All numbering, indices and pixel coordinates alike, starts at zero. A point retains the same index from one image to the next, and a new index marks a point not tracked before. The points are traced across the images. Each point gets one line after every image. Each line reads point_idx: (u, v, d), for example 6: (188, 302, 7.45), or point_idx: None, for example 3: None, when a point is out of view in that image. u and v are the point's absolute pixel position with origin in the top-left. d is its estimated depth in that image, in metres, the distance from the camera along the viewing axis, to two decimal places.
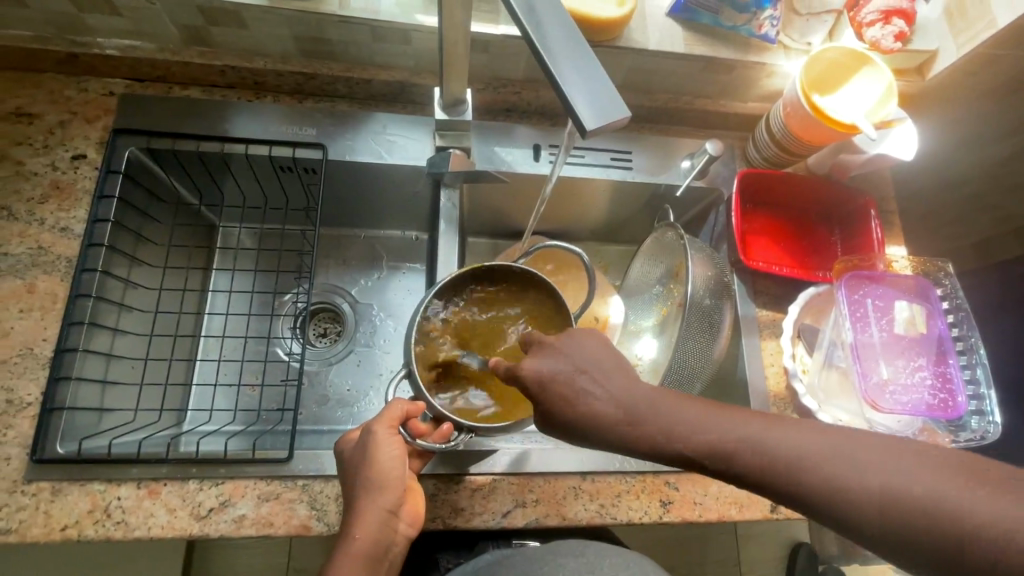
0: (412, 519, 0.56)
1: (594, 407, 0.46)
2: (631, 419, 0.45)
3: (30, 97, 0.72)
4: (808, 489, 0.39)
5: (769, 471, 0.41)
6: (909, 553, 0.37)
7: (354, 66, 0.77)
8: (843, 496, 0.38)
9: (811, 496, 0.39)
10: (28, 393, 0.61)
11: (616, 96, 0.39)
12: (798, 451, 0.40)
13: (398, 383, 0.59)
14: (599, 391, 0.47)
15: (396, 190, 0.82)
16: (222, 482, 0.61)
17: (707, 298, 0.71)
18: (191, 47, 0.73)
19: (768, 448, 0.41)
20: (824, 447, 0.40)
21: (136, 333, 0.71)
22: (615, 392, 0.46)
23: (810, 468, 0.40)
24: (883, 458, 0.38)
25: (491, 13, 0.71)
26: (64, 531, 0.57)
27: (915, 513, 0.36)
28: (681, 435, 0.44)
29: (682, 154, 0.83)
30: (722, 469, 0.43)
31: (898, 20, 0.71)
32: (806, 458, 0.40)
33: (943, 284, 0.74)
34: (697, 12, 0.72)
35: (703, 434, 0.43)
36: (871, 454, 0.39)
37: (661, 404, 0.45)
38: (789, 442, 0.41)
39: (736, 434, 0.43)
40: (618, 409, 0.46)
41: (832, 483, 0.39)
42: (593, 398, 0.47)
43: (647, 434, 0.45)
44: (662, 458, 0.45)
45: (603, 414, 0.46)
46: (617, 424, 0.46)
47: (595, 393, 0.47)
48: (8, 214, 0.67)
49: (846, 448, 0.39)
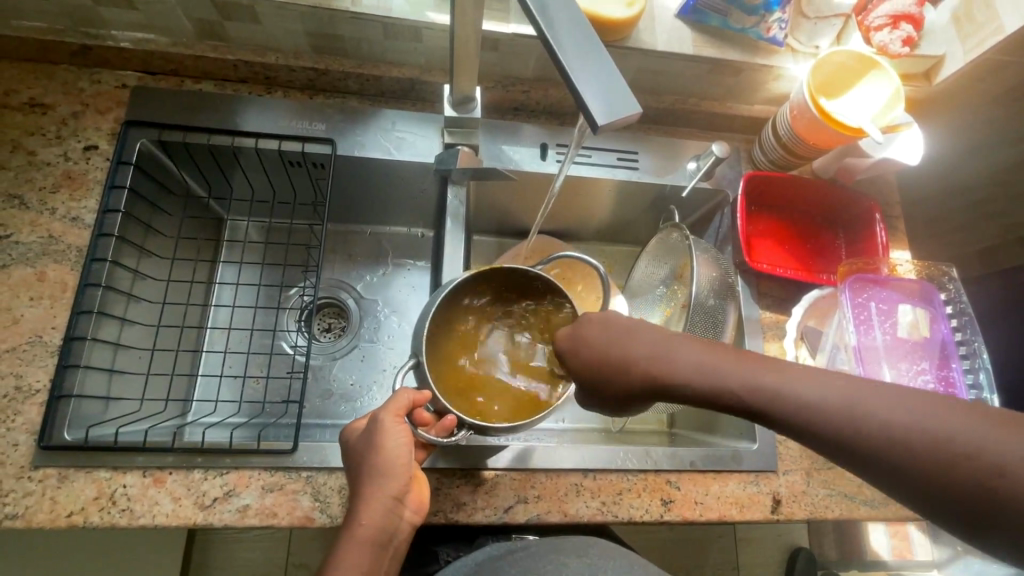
0: (418, 506, 0.56)
1: (626, 362, 0.49)
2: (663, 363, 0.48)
3: (43, 88, 0.72)
4: (835, 437, 0.40)
5: (798, 420, 0.42)
6: (934, 501, 0.37)
7: (365, 62, 0.77)
8: (871, 446, 0.39)
9: (839, 446, 0.40)
10: (37, 380, 0.61)
11: (627, 93, 0.39)
12: (827, 400, 0.41)
13: (403, 373, 0.59)
14: (629, 350, 0.50)
15: (405, 186, 0.82)
16: (227, 472, 0.61)
17: (711, 299, 0.71)
18: (204, 41, 0.74)
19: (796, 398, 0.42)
20: (854, 397, 0.40)
21: (143, 323, 0.72)
22: (646, 350, 0.49)
23: (840, 419, 0.40)
24: (912, 405, 0.38)
25: (502, 12, 0.72)
26: (70, 517, 0.57)
27: (942, 460, 0.36)
28: (710, 386, 0.46)
29: (688, 155, 0.83)
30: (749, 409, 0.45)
31: (906, 25, 0.72)
32: (833, 410, 0.40)
33: (946, 288, 0.74)
34: (706, 15, 0.73)
35: (733, 386, 0.45)
36: (899, 403, 0.39)
37: (691, 359, 0.47)
38: (818, 391, 0.41)
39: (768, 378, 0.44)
40: (648, 360, 0.48)
41: (860, 433, 0.39)
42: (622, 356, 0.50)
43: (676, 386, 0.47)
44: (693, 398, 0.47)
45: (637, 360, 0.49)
46: (648, 379, 0.48)
47: (626, 352, 0.50)
48: (19, 203, 0.67)
49: (873, 400, 0.39)
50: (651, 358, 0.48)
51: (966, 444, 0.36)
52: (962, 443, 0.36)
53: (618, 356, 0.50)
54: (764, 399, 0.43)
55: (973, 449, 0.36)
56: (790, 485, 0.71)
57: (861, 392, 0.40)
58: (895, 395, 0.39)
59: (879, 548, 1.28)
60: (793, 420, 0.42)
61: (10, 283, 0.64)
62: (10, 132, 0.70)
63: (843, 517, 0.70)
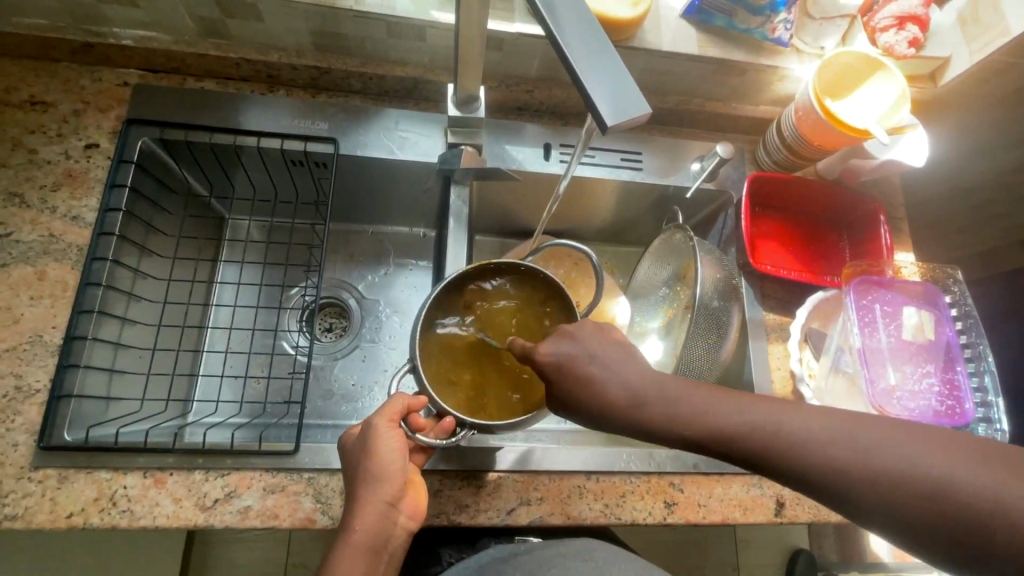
0: (414, 513, 0.55)
1: (606, 403, 0.46)
2: (646, 403, 0.45)
3: (45, 85, 0.72)
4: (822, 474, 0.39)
5: (787, 458, 0.40)
6: (926, 535, 0.36)
7: (369, 61, 0.77)
8: (858, 485, 0.38)
9: (827, 484, 0.39)
10: (37, 380, 0.61)
11: (636, 94, 0.39)
12: (810, 438, 0.40)
13: (401, 377, 0.58)
14: (612, 379, 0.47)
15: (406, 186, 0.82)
16: (228, 473, 0.61)
17: (715, 301, 0.71)
18: (206, 39, 0.74)
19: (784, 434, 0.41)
20: (841, 434, 0.39)
21: (142, 323, 0.72)
22: (628, 380, 0.46)
23: (830, 456, 0.39)
24: (899, 441, 0.38)
25: (507, 11, 0.71)
26: (70, 518, 0.57)
27: (931, 495, 0.36)
28: (694, 425, 0.43)
29: (691, 156, 0.83)
30: (736, 453, 0.42)
31: (912, 26, 0.72)
32: (821, 446, 0.39)
33: (951, 290, 0.73)
34: (711, 15, 0.72)
35: (719, 422, 0.43)
36: (888, 438, 0.38)
37: (674, 392, 0.45)
38: (804, 426, 0.40)
39: (751, 417, 0.42)
40: (630, 401, 0.46)
41: (849, 471, 0.38)
42: (605, 386, 0.46)
43: (664, 420, 0.44)
44: (678, 442, 0.45)
45: (617, 401, 0.46)
46: (629, 412, 0.46)
47: (610, 381, 0.47)
48: (20, 201, 0.67)
49: (861, 433, 0.39)
50: (637, 389, 0.46)
51: (959, 482, 0.36)
52: (954, 482, 0.36)
53: (598, 395, 0.46)
54: (750, 433, 0.42)
55: (966, 486, 0.35)
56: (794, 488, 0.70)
57: (846, 428, 0.40)
58: (883, 429, 0.39)
59: None
60: (780, 457, 0.41)
61: (10, 282, 0.64)
62: (10, 129, 0.69)
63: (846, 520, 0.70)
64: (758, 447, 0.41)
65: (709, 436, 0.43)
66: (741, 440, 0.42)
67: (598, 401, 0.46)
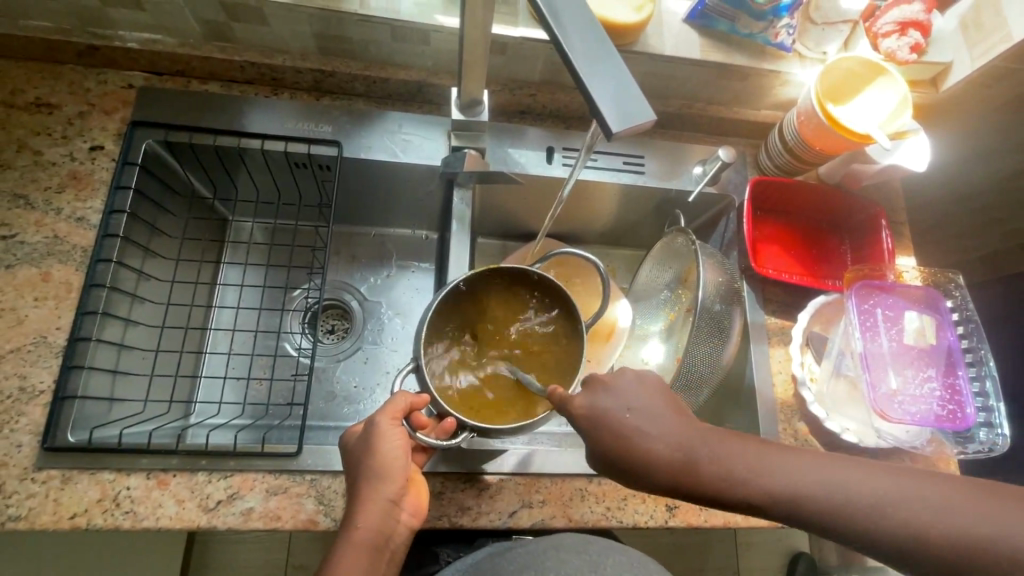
0: (416, 510, 0.56)
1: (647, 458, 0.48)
2: (687, 461, 0.47)
3: (49, 88, 0.72)
4: (833, 521, 0.44)
5: (805, 510, 0.44)
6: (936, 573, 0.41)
7: (372, 65, 0.77)
8: (878, 532, 0.42)
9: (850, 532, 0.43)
10: (41, 381, 0.61)
11: (641, 101, 0.40)
12: (835, 489, 0.44)
13: (405, 376, 0.59)
14: (655, 434, 0.48)
15: (410, 189, 0.82)
16: (231, 474, 0.61)
17: (717, 304, 0.71)
18: (211, 42, 0.74)
19: (800, 484, 0.45)
20: (847, 482, 0.44)
21: (147, 325, 0.72)
22: (663, 438, 0.48)
23: (847, 504, 0.44)
24: (907, 485, 0.43)
25: (511, 15, 0.72)
26: (73, 519, 0.57)
27: (940, 541, 0.41)
28: (732, 481, 0.46)
29: (694, 159, 0.83)
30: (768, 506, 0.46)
31: (914, 31, 0.72)
32: (833, 496, 0.44)
33: (952, 295, 0.74)
34: (714, 20, 0.73)
35: (746, 477, 0.46)
36: (886, 484, 0.44)
37: (711, 449, 0.47)
38: (817, 478, 0.45)
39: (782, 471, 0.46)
40: (671, 459, 0.47)
41: (858, 519, 0.43)
42: (643, 442, 0.48)
43: (702, 478, 0.47)
44: (715, 498, 0.47)
45: (658, 456, 0.48)
46: (663, 471, 0.48)
47: (645, 438, 0.48)
48: (25, 203, 0.67)
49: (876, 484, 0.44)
50: (671, 447, 0.48)
51: (946, 531, 0.41)
52: (942, 527, 0.41)
53: (639, 451, 0.48)
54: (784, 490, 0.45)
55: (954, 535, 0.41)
56: None
57: (850, 476, 0.44)
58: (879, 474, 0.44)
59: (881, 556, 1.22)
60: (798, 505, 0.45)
61: (15, 283, 0.64)
62: (15, 131, 0.70)
63: None
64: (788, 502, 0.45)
65: (745, 492, 0.46)
66: (766, 496, 0.45)
67: (638, 457, 0.48)
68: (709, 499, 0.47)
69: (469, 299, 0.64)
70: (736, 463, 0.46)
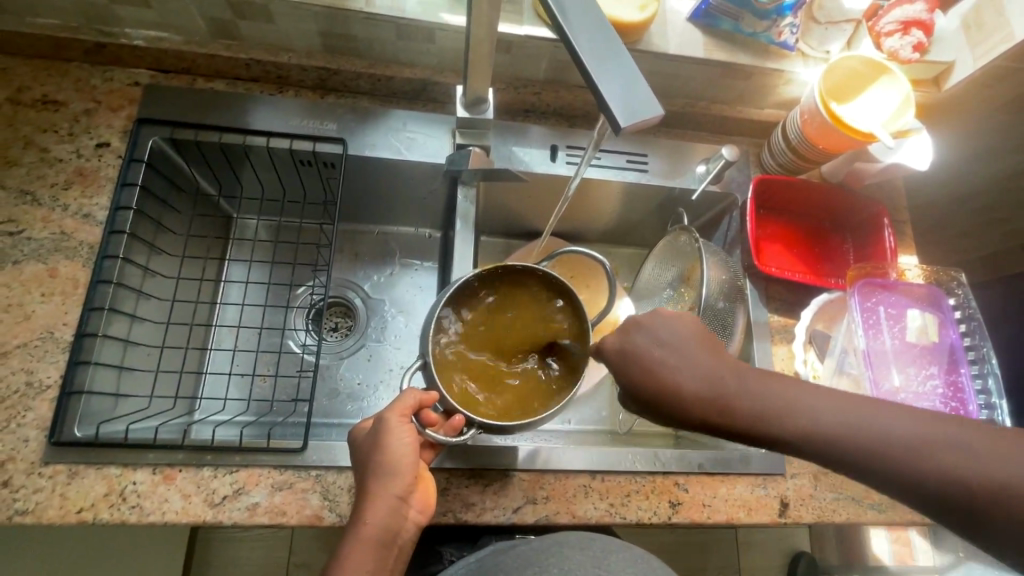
0: (423, 507, 0.56)
1: (674, 390, 0.49)
2: (715, 394, 0.48)
3: (56, 85, 0.73)
4: (850, 454, 0.45)
5: (830, 446, 0.45)
6: (950, 506, 0.42)
7: (377, 63, 0.78)
8: (899, 468, 0.43)
9: (870, 468, 0.44)
10: (48, 376, 0.61)
11: (647, 96, 0.40)
12: (856, 423, 0.45)
13: (412, 374, 0.59)
14: (683, 367, 0.50)
15: (415, 186, 0.82)
16: (237, 470, 0.61)
17: (720, 302, 0.72)
18: (217, 40, 0.74)
19: (825, 420, 0.46)
20: (871, 421, 0.45)
21: (152, 320, 0.72)
22: (692, 372, 0.49)
23: (871, 441, 0.44)
24: (929, 424, 0.44)
25: (516, 14, 0.72)
26: (79, 514, 0.57)
27: (955, 478, 0.41)
28: (757, 413, 0.47)
29: (697, 158, 0.83)
30: (792, 441, 0.46)
31: (917, 31, 0.73)
32: (856, 430, 0.45)
33: (955, 293, 0.74)
34: (718, 19, 0.73)
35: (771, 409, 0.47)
36: (900, 422, 0.44)
37: (739, 382, 0.48)
38: (843, 416, 0.45)
39: (809, 406, 0.46)
40: (699, 392, 0.49)
41: (878, 455, 0.44)
42: (672, 375, 0.50)
43: (726, 411, 0.48)
44: (740, 430, 0.48)
45: (686, 389, 0.49)
46: (689, 403, 0.49)
47: (675, 371, 0.50)
48: (32, 199, 0.67)
49: (904, 426, 0.44)
50: (700, 382, 0.49)
51: (957, 468, 0.41)
52: (960, 466, 0.42)
53: (667, 383, 0.50)
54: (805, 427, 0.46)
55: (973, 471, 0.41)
56: (797, 488, 0.71)
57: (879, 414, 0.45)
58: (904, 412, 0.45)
59: (880, 554, 1.17)
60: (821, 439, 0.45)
61: (22, 279, 0.64)
62: (23, 128, 0.70)
63: (849, 521, 0.70)
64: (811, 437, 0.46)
65: (768, 425, 0.47)
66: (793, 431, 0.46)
67: (665, 388, 0.50)
68: (733, 431, 0.48)
69: (474, 300, 0.64)
70: (754, 396, 0.47)
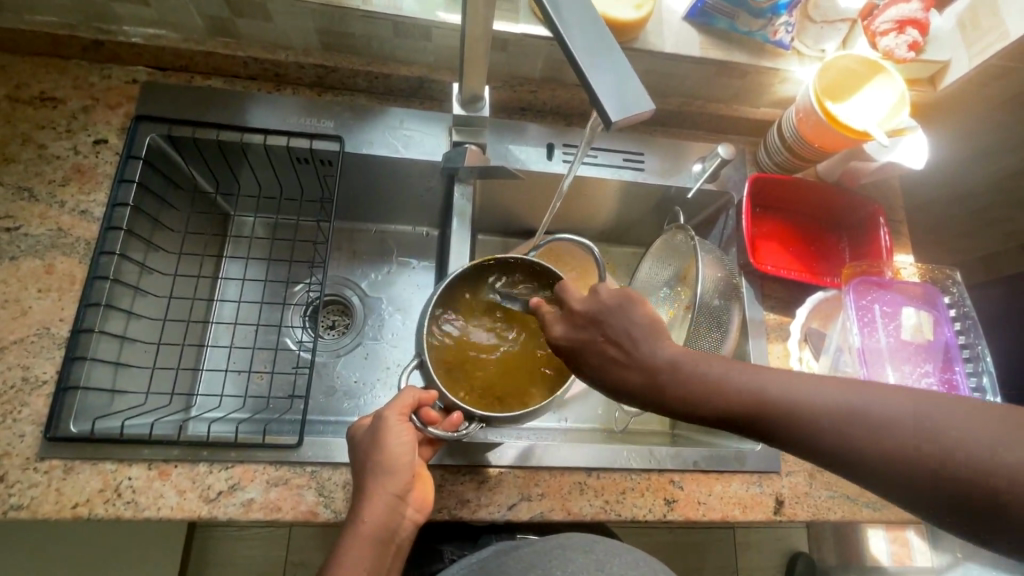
0: (421, 505, 0.56)
1: (621, 384, 0.45)
2: (663, 389, 0.43)
3: (54, 82, 0.73)
4: (826, 444, 0.39)
5: (801, 436, 0.40)
6: (942, 502, 0.36)
7: (374, 61, 0.78)
8: (880, 460, 0.37)
9: (849, 460, 0.38)
10: (44, 372, 0.62)
11: (640, 91, 0.40)
12: (832, 409, 0.39)
13: (408, 372, 0.59)
14: (632, 359, 0.44)
15: (411, 185, 0.83)
16: (232, 466, 0.62)
17: (716, 300, 0.72)
18: (215, 37, 0.75)
19: (789, 406, 0.40)
20: (847, 402, 0.39)
21: (149, 317, 0.72)
22: (645, 361, 0.44)
23: (847, 429, 0.38)
24: (919, 407, 0.37)
25: (512, 12, 0.72)
26: (74, 509, 0.57)
27: (946, 470, 0.35)
28: (714, 404, 0.42)
29: (693, 157, 0.83)
30: (756, 430, 0.42)
31: (912, 30, 0.73)
32: (842, 415, 0.38)
33: (949, 292, 0.74)
34: (714, 18, 0.73)
35: (741, 397, 0.41)
36: (886, 406, 0.38)
37: (696, 369, 0.43)
38: (815, 400, 0.40)
39: (776, 392, 0.41)
40: (648, 385, 0.44)
41: (856, 446, 0.38)
42: (625, 365, 0.45)
43: (680, 402, 0.43)
44: (699, 420, 0.43)
45: (633, 383, 0.44)
46: (647, 394, 0.44)
47: (627, 361, 0.45)
48: (30, 195, 0.68)
49: (890, 411, 0.37)
50: (653, 370, 0.44)
51: (946, 459, 0.35)
52: (949, 456, 0.35)
53: (613, 376, 0.45)
54: (773, 416, 0.41)
55: (971, 463, 0.35)
56: (793, 486, 0.71)
57: (863, 394, 0.39)
58: (893, 395, 0.38)
59: (878, 554, 1.11)
60: (806, 428, 0.40)
61: (19, 275, 0.65)
62: (20, 125, 0.70)
63: (844, 519, 0.70)
64: (779, 428, 0.41)
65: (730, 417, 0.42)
66: (758, 419, 0.41)
67: (614, 382, 0.45)
68: (693, 421, 0.44)
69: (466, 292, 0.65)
70: (712, 386, 0.42)
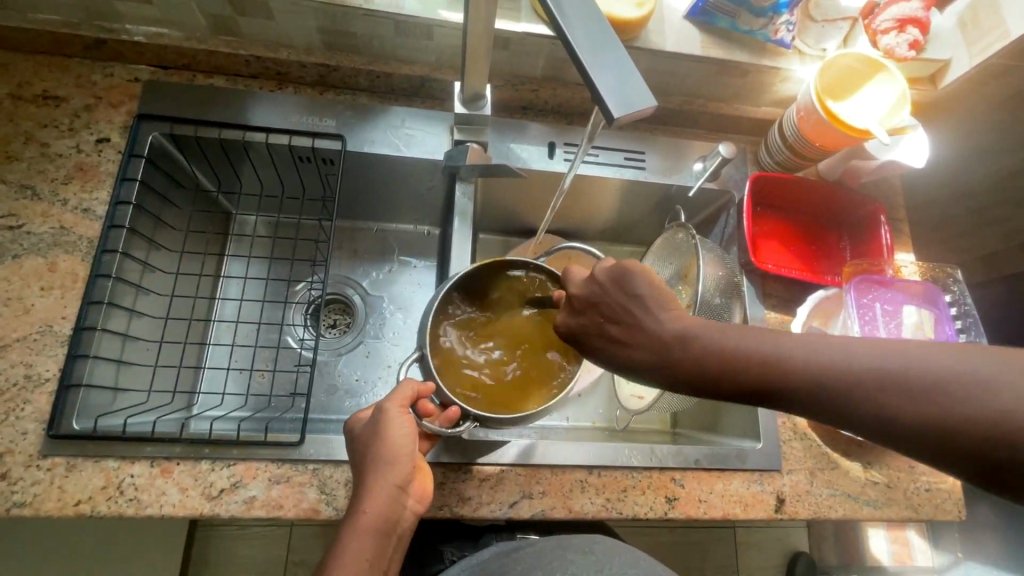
0: (422, 496, 0.56)
1: (627, 357, 0.45)
2: (670, 361, 0.43)
3: (56, 81, 0.73)
4: (838, 403, 0.38)
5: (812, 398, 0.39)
6: (965, 456, 0.35)
7: (376, 60, 0.78)
8: (894, 415, 0.36)
9: (863, 418, 0.37)
10: (46, 370, 0.62)
11: (642, 88, 0.40)
12: (841, 367, 0.38)
13: (407, 366, 0.59)
14: (637, 332, 0.45)
15: (413, 184, 0.83)
16: (234, 463, 0.62)
17: (717, 298, 0.72)
18: (217, 36, 0.75)
19: (796, 368, 0.40)
20: (855, 359, 0.38)
21: (151, 315, 0.73)
22: (650, 333, 0.44)
23: (859, 386, 0.37)
24: (929, 358, 0.36)
25: (514, 11, 0.72)
26: (77, 506, 0.57)
27: (962, 419, 0.34)
28: (721, 373, 0.42)
29: (694, 156, 0.84)
30: (767, 396, 0.41)
31: (913, 29, 0.73)
32: (845, 372, 0.38)
33: (950, 290, 0.75)
34: (715, 17, 0.73)
35: (747, 364, 0.41)
36: (896, 360, 0.37)
37: (701, 339, 0.43)
38: (823, 361, 0.39)
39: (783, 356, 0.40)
40: (654, 357, 0.44)
41: (870, 403, 0.37)
42: (630, 338, 0.45)
43: (686, 372, 0.43)
44: (709, 391, 0.43)
45: (639, 354, 0.45)
46: (654, 366, 0.44)
47: (631, 334, 0.45)
48: (33, 194, 0.68)
49: (900, 364, 0.37)
50: (659, 342, 0.44)
51: (960, 408, 0.34)
52: (963, 403, 0.34)
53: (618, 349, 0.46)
54: (782, 379, 0.40)
55: (978, 416, 0.34)
56: (794, 484, 0.71)
57: (871, 350, 0.38)
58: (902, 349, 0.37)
59: (878, 554, 1.13)
60: (811, 391, 0.39)
61: (21, 273, 0.65)
62: (22, 123, 0.70)
63: (845, 518, 0.70)
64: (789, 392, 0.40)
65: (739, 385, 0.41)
66: (767, 385, 0.41)
67: (620, 355, 0.46)
68: (703, 393, 0.43)
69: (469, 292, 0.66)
70: (718, 355, 0.42)
